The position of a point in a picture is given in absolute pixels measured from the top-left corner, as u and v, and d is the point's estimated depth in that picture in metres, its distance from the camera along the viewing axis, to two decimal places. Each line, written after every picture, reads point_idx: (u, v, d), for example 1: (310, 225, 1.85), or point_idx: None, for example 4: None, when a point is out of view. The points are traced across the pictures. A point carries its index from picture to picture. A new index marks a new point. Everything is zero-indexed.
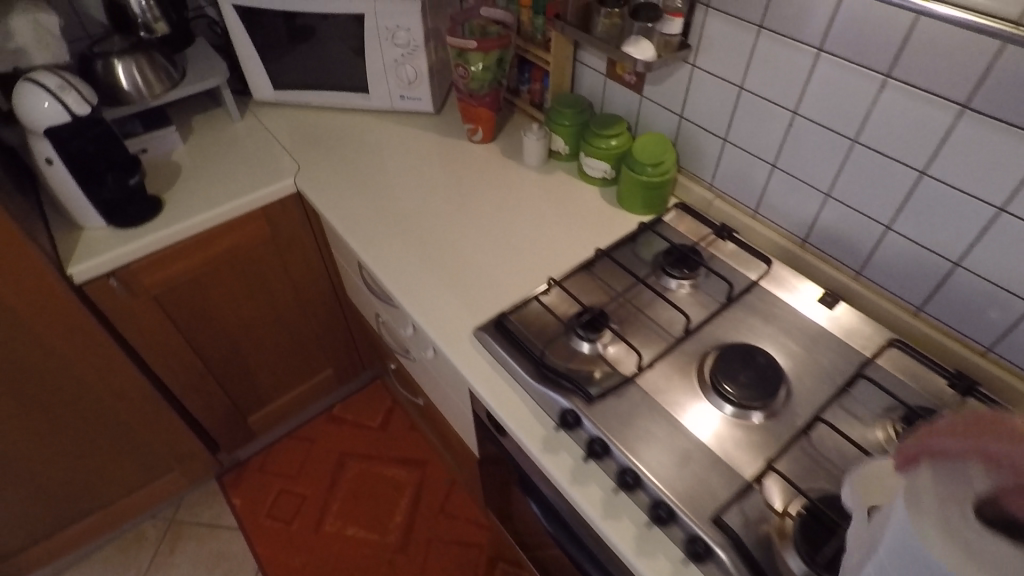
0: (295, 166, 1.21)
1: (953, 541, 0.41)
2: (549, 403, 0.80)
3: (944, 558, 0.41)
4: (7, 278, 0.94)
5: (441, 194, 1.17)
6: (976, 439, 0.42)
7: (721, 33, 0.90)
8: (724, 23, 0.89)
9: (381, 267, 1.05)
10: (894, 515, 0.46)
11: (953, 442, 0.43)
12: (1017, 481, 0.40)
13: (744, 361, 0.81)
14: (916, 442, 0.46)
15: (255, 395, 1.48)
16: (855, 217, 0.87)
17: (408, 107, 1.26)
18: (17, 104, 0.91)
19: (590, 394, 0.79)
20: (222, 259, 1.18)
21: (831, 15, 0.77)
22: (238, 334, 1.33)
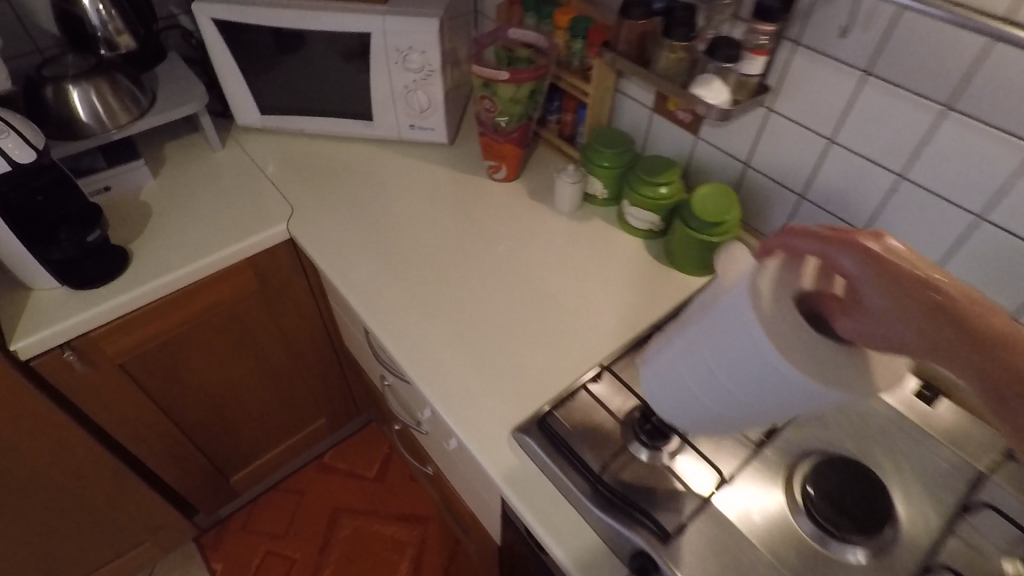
0: (287, 208, 1.03)
1: (785, 330, 0.44)
2: (617, 540, 0.66)
3: (778, 341, 0.43)
4: None
5: (458, 242, 1.01)
6: (829, 248, 0.43)
7: (810, 76, 0.74)
8: (815, 63, 0.73)
9: (392, 337, 0.87)
10: (735, 302, 0.47)
11: (810, 244, 0.44)
12: (845, 296, 0.44)
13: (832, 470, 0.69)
14: (779, 237, 0.48)
15: (238, 455, 1.31)
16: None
17: (419, 137, 1.09)
18: None
19: (665, 529, 0.65)
20: (201, 318, 1.01)
21: (968, 69, 0.61)
22: (219, 395, 1.16)
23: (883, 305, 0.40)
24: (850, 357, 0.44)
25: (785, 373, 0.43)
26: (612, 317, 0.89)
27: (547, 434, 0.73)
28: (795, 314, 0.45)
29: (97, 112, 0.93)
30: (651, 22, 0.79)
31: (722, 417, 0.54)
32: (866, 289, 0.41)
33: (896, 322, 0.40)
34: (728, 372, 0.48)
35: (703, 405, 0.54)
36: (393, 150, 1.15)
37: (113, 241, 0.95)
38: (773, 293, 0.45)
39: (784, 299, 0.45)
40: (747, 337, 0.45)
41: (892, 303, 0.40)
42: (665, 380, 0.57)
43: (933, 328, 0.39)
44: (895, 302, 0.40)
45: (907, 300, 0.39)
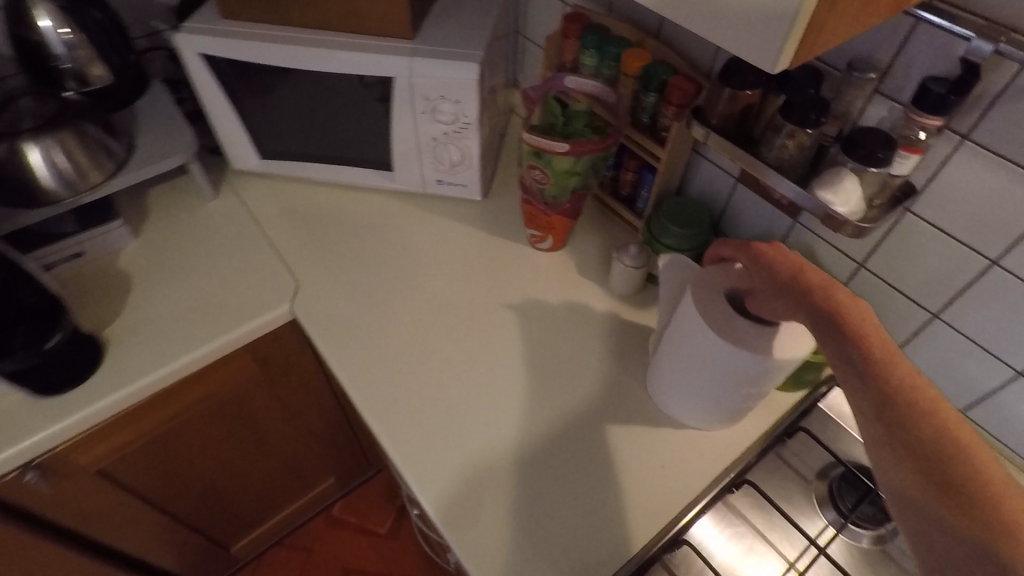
0: (293, 283, 0.86)
1: (727, 325, 0.58)
2: None
3: (719, 336, 0.58)
4: None
5: (495, 327, 0.83)
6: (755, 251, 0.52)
7: (981, 183, 0.56)
8: (993, 170, 0.54)
9: (418, 470, 0.69)
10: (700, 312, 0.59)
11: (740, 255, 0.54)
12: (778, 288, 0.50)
13: None
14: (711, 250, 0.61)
15: (240, 527, 1.18)
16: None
17: (448, 192, 0.92)
18: None
19: None
20: (189, 410, 0.85)
21: None
22: (212, 478, 1.01)
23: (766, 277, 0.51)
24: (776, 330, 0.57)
25: (725, 351, 0.58)
26: (683, 446, 0.73)
27: None
28: (729, 310, 0.59)
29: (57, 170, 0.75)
30: (759, 93, 0.61)
31: (711, 397, 0.66)
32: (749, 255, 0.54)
33: (773, 299, 0.51)
34: (687, 364, 0.65)
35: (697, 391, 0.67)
36: (417, 202, 0.98)
37: (85, 327, 0.79)
38: (705, 292, 0.61)
39: (714, 299, 0.59)
40: (699, 334, 0.59)
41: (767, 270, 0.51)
42: (664, 374, 0.70)
43: (788, 288, 0.48)
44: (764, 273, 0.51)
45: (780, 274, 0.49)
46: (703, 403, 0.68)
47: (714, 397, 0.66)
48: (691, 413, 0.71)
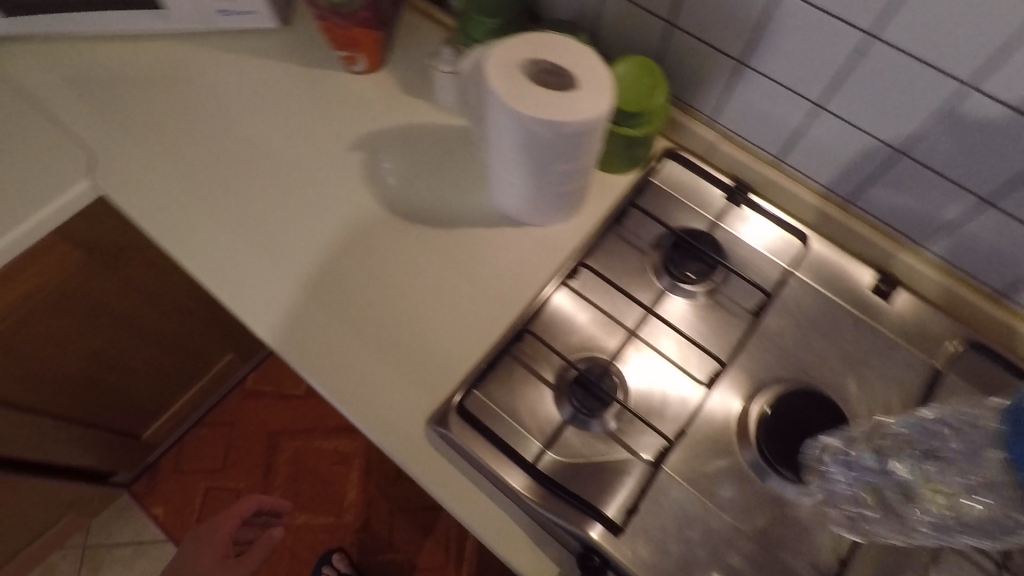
0: (81, 154, 0.76)
1: (517, 78, 0.57)
2: (565, 534, 0.60)
3: (498, 84, 0.57)
4: None
5: (319, 168, 0.76)
6: None
7: None
8: None
9: (261, 316, 0.67)
10: (488, 65, 0.58)
11: (530, 54, 0.59)
12: (560, 97, 0.56)
13: (795, 421, 0.64)
14: (543, 37, 0.59)
15: (137, 410, 1.17)
16: (940, 186, 0.62)
17: (238, 25, 0.81)
18: None
19: (615, 524, 0.59)
20: (18, 304, 0.80)
21: None
22: (85, 363, 0.97)
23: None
24: (554, 97, 0.56)
25: (509, 121, 0.58)
26: (534, 242, 0.73)
27: (464, 420, 0.63)
28: (523, 67, 0.58)
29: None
30: None
31: (523, 184, 0.67)
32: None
33: None
34: (497, 155, 0.65)
35: (511, 179, 0.68)
36: (209, 40, 0.83)
37: None
38: (519, 51, 0.59)
39: (519, 58, 0.59)
40: (504, 113, 0.58)
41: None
42: (500, 186, 0.70)
43: None
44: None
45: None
46: (528, 195, 0.69)
47: (526, 186, 0.67)
48: (529, 211, 0.72)
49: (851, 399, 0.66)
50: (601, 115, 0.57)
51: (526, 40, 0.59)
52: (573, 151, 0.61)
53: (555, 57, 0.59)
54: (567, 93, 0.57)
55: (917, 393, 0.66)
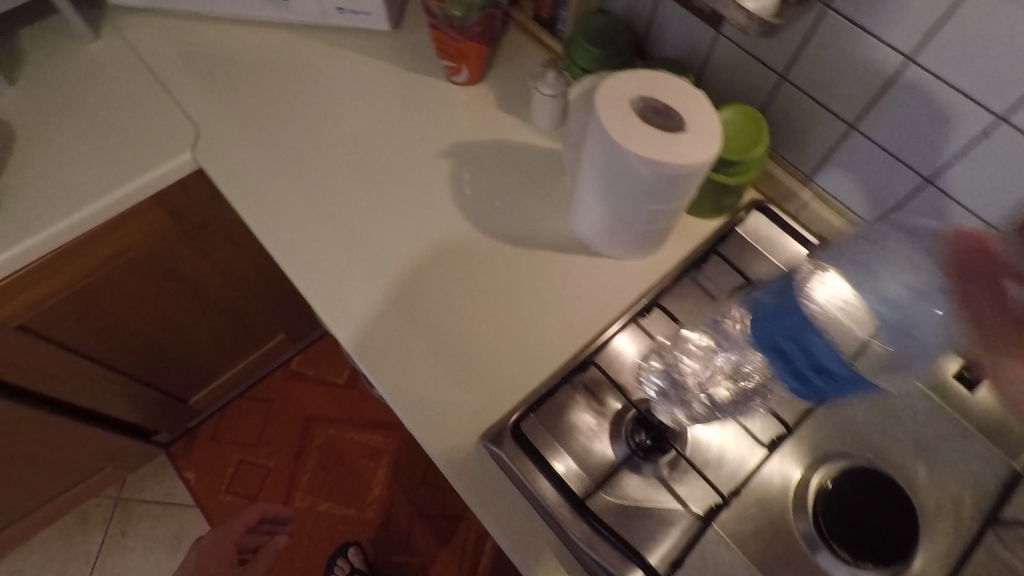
0: (190, 127, 0.80)
1: (625, 112, 0.57)
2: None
3: (605, 114, 0.57)
4: None
5: (410, 172, 0.78)
6: None
7: None
8: None
9: (337, 310, 0.70)
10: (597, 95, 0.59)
11: (640, 91, 0.59)
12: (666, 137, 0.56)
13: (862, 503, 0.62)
14: (656, 77, 0.60)
15: (190, 375, 1.21)
16: None
17: (352, 23, 0.84)
18: None
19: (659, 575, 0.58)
20: (108, 262, 0.84)
21: None
22: (154, 324, 1.01)
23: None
24: (660, 136, 0.56)
25: (610, 152, 0.58)
26: (609, 275, 0.73)
27: (518, 442, 0.63)
28: (632, 102, 0.59)
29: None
30: None
31: (609, 215, 0.67)
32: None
33: None
34: (588, 184, 0.66)
35: (597, 209, 0.68)
36: (323, 34, 0.87)
37: None
38: (629, 86, 0.59)
39: (629, 92, 0.59)
40: (605, 147, 0.58)
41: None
42: (583, 215, 0.70)
43: None
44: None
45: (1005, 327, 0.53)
46: (612, 228, 0.69)
47: (611, 219, 0.67)
48: (610, 244, 0.72)
49: (919, 486, 0.63)
50: (704, 161, 0.56)
51: (637, 77, 0.59)
52: (668, 192, 0.60)
53: (665, 98, 0.59)
54: (673, 134, 0.57)
55: (993, 492, 0.63)
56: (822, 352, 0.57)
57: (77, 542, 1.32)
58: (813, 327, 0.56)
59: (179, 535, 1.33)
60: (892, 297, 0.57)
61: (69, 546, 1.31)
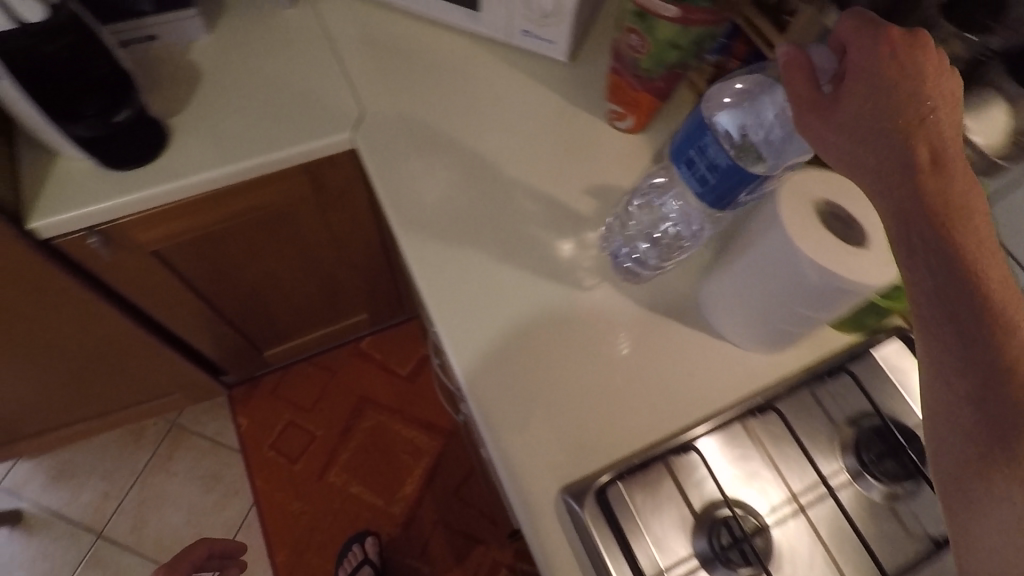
0: (356, 110, 0.83)
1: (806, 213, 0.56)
2: None
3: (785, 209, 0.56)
4: None
5: (551, 205, 0.78)
6: None
7: None
8: None
9: (451, 321, 0.70)
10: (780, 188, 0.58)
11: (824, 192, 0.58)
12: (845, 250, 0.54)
13: None
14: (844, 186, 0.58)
15: (271, 330, 1.25)
16: None
17: (529, 46, 0.85)
18: None
19: None
20: (245, 213, 0.88)
21: None
22: (261, 276, 1.05)
23: (859, 112, 0.45)
24: (840, 249, 0.54)
25: (779, 246, 0.56)
26: (726, 361, 0.70)
27: (599, 506, 0.61)
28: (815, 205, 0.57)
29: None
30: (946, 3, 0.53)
31: (747, 306, 0.65)
32: (843, 101, 0.46)
33: None
34: (734, 269, 0.64)
35: (735, 296, 0.66)
36: (500, 50, 0.88)
37: (151, 115, 0.79)
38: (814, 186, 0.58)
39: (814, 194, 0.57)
40: (776, 237, 0.56)
41: (863, 41, 0.46)
42: (716, 298, 0.69)
43: None
44: (863, 95, 0.45)
45: (876, 80, 0.45)
46: (744, 318, 0.67)
47: (748, 310, 0.65)
48: (737, 332, 0.69)
49: None
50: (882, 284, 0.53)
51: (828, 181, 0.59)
52: (824, 302, 0.58)
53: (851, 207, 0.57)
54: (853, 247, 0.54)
55: None
56: (712, 151, 0.55)
57: (128, 453, 1.38)
58: (707, 130, 0.56)
59: (218, 474, 1.37)
60: (751, 123, 0.59)
61: (119, 455, 1.38)
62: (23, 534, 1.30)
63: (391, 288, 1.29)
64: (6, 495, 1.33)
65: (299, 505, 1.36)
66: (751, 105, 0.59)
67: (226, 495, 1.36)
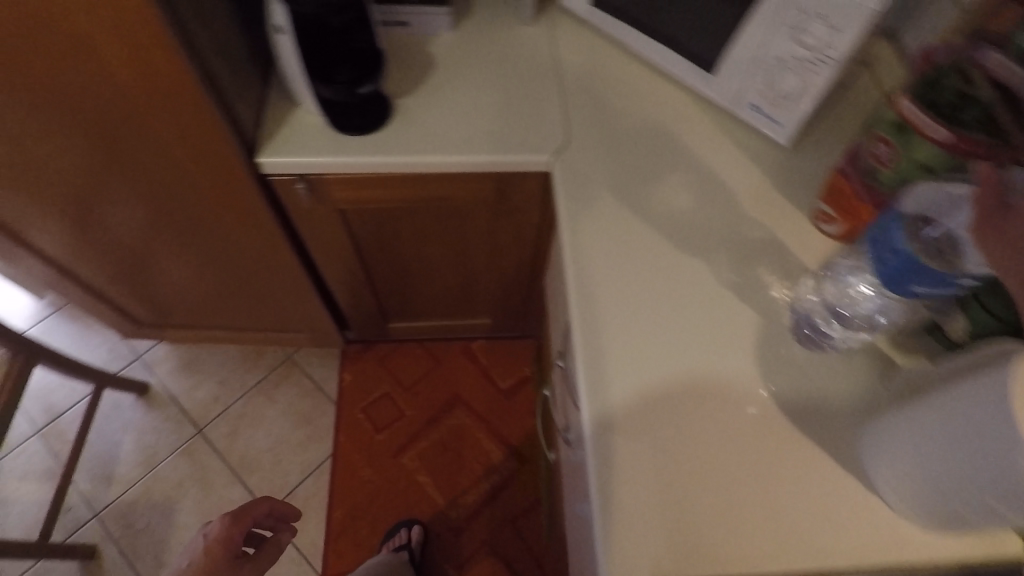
0: (562, 137, 0.84)
1: None
2: None
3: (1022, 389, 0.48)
4: (177, 130, 0.78)
5: (726, 287, 0.75)
6: None
7: None
8: None
9: (593, 368, 0.69)
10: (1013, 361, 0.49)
11: None
12: None
13: None
14: None
15: (403, 305, 1.31)
16: None
17: (756, 123, 0.80)
18: None
19: None
20: (428, 199, 0.92)
21: None
22: (416, 254, 1.10)
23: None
24: None
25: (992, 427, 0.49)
26: (869, 516, 0.64)
27: None
28: None
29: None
30: None
31: (922, 473, 0.57)
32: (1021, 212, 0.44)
33: None
34: (921, 428, 0.57)
35: (911, 457, 0.58)
36: (719, 118, 0.86)
37: (385, 92, 0.86)
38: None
39: None
40: (998, 409, 0.49)
41: None
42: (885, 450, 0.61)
43: None
44: None
45: None
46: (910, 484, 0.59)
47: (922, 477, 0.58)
48: (895, 495, 0.62)
49: None
50: None
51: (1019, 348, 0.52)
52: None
53: None
54: None
55: None
56: (896, 237, 0.57)
57: (244, 368, 1.50)
58: (899, 220, 0.57)
59: (311, 416, 1.45)
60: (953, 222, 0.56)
61: (238, 366, 1.50)
62: (144, 407, 1.44)
63: (524, 304, 1.30)
64: (143, 368, 1.49)
65: (369, 474, 1.40)
66: (962, 207, 0.55)
67: (311, 437, 1.43)
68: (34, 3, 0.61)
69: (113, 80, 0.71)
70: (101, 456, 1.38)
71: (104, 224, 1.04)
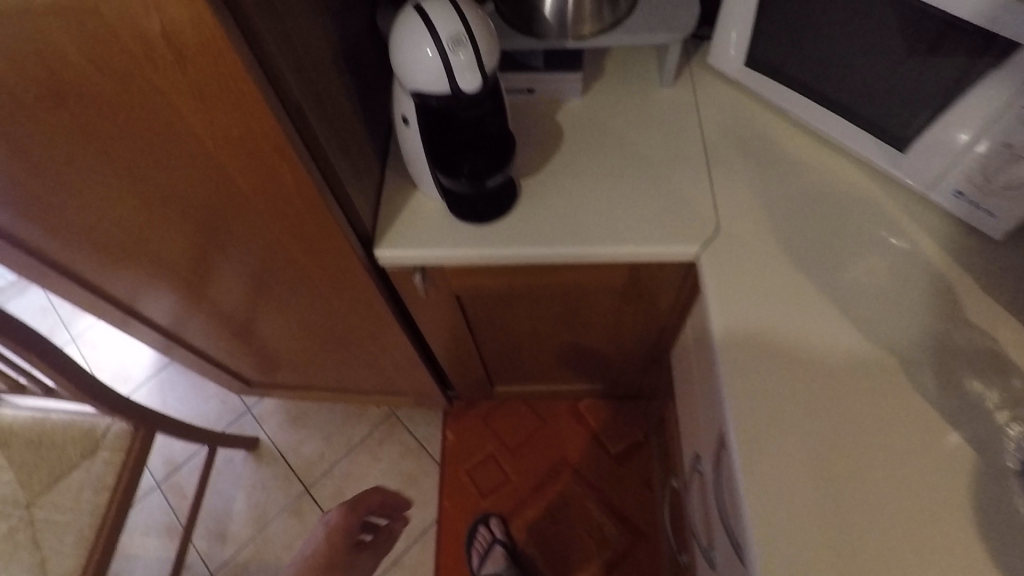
0: (713, 223, 0.76)
1: None
2: None
3: None
4: (288, 222, 0.73)
5: (915, 424, 0.65)
6: None
7: None
8: None
9: (762, 526, 0.61)
10: None
11: None
12: None
13: None
14: None
15: (511, 372, 1.23)
16: None
17: (959, 212, 0.70)
18: (396, 47, 0.60)
19: None
20: (553, 284, 0.84)
21: None
22: (530, 330, 1.03)
23: None
24: None
25: None
26: None
27: None
28: None
29: (440, 54, 0.57)
30: None
31: None
32: None
33: None
34: None
35: None
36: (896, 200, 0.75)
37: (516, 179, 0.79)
38: None
39: None
40: None
41: None
42: None
43: None
44: None
45: None
46: None
47: None
48: None
49: None
50: None
51: None
52: None
53: None
54: None
55: None
56: None
57: (349, 424, 1.48)
58: None
59: (414, 477, 1.41)
60: None
61: (343, 422, 1.49)
62: (254, 463, 1.46)
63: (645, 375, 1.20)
64: (252, 423, 1.51)
65: None
66: None
67: (416, 500, 1.39)
68: (146, 110, 0.55)
69: (223, 174, 0.65)
70: (215, 513, 1.41)
71: (213, 297, 1.03)
